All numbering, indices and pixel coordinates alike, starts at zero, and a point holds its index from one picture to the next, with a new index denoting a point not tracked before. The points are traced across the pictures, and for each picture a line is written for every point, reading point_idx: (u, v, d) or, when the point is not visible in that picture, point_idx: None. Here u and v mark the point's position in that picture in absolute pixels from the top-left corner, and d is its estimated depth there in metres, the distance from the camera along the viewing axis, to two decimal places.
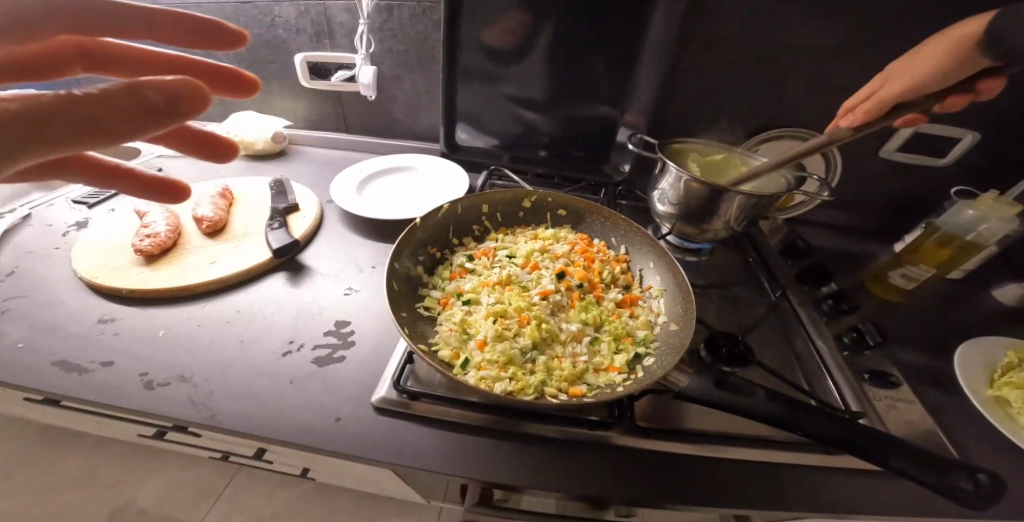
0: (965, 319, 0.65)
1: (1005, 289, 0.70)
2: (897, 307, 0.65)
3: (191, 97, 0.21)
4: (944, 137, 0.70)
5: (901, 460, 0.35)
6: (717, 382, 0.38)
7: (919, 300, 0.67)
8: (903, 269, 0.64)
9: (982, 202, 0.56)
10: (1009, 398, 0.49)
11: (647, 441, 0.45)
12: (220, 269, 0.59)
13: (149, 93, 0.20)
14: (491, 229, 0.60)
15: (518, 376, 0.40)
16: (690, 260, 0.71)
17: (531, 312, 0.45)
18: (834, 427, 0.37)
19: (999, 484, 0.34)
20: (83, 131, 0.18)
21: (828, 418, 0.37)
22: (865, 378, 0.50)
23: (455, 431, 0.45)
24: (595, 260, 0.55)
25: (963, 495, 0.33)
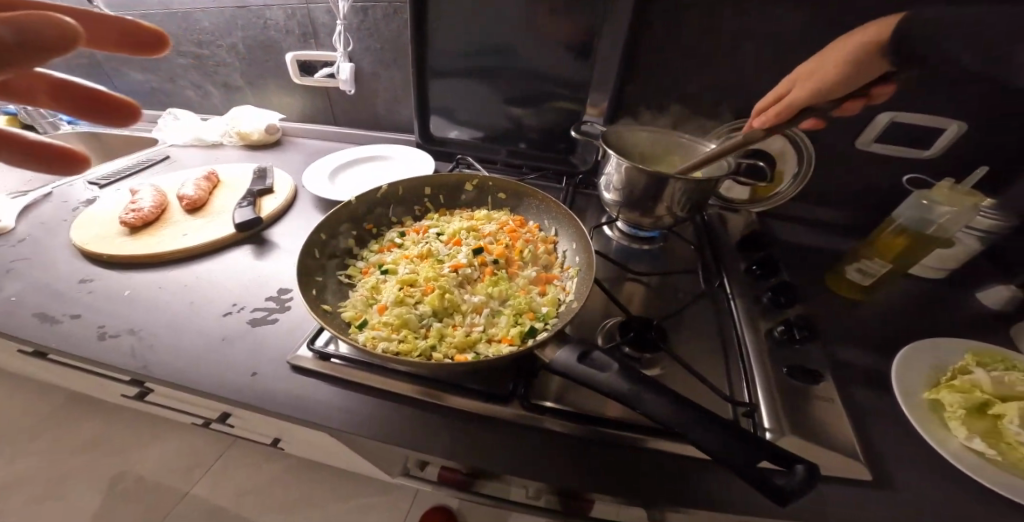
0: (934, 323, 0.60)
1: (987, 292, 0.64)
2: (855, 308, 0.61)
3: (49, 33, 0.23)
4: (926, 129, 0.63)
5: (749, 455, 0.32)
6: (581, 355, 0.39)
7: (884, 302, 0.63)
8: (860, 264, 0.61)
9: (937, 195, 0.54)
10: (945, 401, 0.46)
11: (538, 417, 0.46)
12: (189, 241, 0.66)
13: (1, 31, 0.22)
14: (431, 209, 0.62)
15: (408, 338, 0.43)
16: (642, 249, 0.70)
17: (437, 282, 0.48)
18: (689, 415, 0.35)
19: (812, 478, 0.32)
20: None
21: (685, 406, 0.35)
22: (785, 373, 0.49)
23: (359, 391, 0.48)
24: (521, 239, 0.56)
25: (778, 491, 0.31)
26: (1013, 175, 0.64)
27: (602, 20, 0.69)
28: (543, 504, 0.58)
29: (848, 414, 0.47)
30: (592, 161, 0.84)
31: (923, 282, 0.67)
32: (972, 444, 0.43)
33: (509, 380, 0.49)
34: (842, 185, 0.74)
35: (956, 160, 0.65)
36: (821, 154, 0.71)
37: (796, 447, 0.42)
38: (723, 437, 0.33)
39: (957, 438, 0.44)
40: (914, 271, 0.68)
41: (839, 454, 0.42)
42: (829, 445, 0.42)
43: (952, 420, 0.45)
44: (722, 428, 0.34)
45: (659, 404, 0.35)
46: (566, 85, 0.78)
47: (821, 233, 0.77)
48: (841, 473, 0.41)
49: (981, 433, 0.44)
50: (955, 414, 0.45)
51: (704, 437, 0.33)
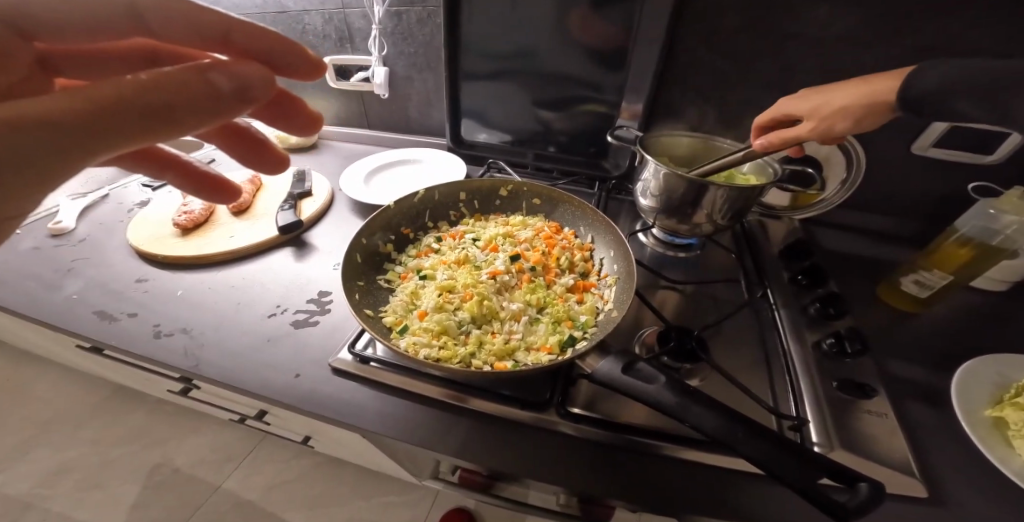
0: (996, 339, 0.56)
1: None
2: (906, 322, 0.58)
3: (252, 81, 0.23)
4: (990, 133, 0.59)
5: (807, 470, 0.31)
6: (625, 366, 0.38)
7: (941, 317, 0.59)
8: (916, 275, 0.58)
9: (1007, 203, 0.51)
10: (1009, 419, 0.44)
11: (576, 426, 0.45)
12: (236, 242, 0.68)
13: (219, 80, 0.22)
14: (466, 215, 0.62)
15: (448, 345, 0.44)
16: (678, 257, 0.68)
17: (476, 289, 0.48)
18: (744, 431, 0.33)
19: (877, 496, 0.30)
20: (158, 125, 0.21)
21: (734, 420, 0.34)
22: (835, 387, 0.47)
23: (396, 397, 0.48)
24: (557, 246, 0.55)
25: (838, 508, 0.29)
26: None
27: (637, 23, 0.67)
28: (570, 507, 0.58)
29: (903, 432, 0.44)
30: (624, 165, 0.83)
31: (982, 294, 0.63)
32: None
33: (547, 385, 0.49)
34: (895, 191, 0.70)
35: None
36: (871, 158, 0.68)
37: (848, 463, 0.40)
38: (776, 453, 0.32)
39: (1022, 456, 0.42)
40: (975, 282, 0.64)
41: (892, 470, 0.40)
42: (882, 462, 0.40)
43: (1016, 437, 0.43)
44: (772, 443, 0.32)
45: (708, 420, 0.34)
46: (599, 88, 0.77)
47: (866, 240, 0.73)
48: (899, 491, 0.39)
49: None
50: (1021, 433, 0.42)
51: (754, 450, 0.32)
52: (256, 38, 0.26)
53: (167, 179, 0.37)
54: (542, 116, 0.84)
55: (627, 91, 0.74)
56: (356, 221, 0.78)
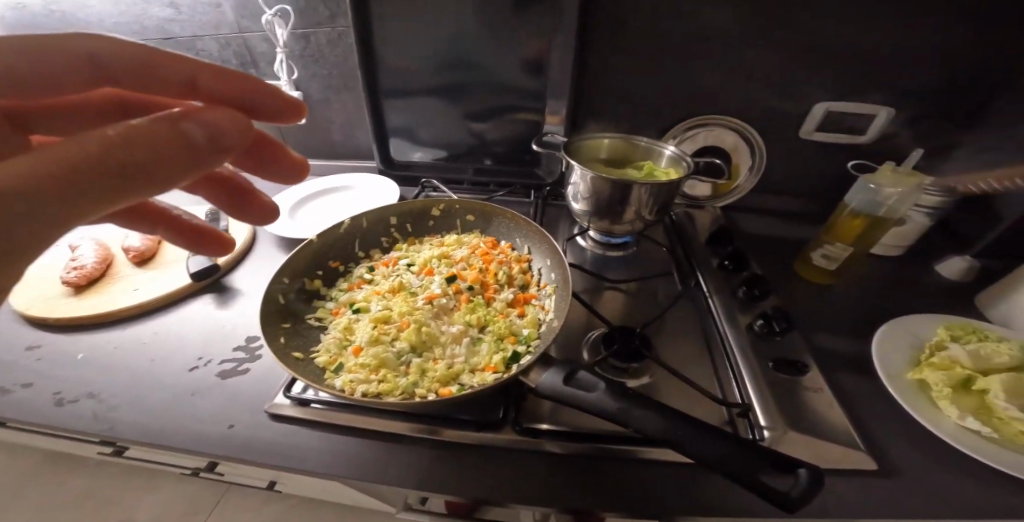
0: (898, 299, 0.63)
1: (947, 263, 0.67)
2: (823, 295, 0.63)
3: (225, 126, 0.24)
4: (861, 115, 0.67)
5: (751, 459, 0.31)
6: (565, 376, 0.38)
7: (851, 285, 0.64)
8: (823, 249, 0.63)
9: (881, 177, 0.57)
10: (931, 381, 0.47)
11: (533, 440, 0.44)
12: (145, 294, 0.62)
13: (192, 130, 0.23)
14: (399, 240, 0.60)
15: (388, 378, 0.41)
16: (616, 256, 0.70)
17: (412, 316, 0.46)
18: (687, 429, 0.33)
19: (817, 478, 0.30)
20: (142, 178, 0.22)
21: (677, 418, 0.34)
22: (771, 367, 0.49)
23: (348, 436, 0.45)
24: (494, 261, 0.54)
25: (780, 497, 0.29)
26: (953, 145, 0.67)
27: (546, 32, 0.69)
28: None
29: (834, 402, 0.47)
30: (556, 172, 0.84)
31: (884, 260, 0.70)
32: (965, 422, 0.44)
33: (500, 405, 0.47)
34: (799, 174, 0.76)
35: (898, 142, 0.69)
36: (773, 146, 0.74)
37: (791, 441, 0.42)
38: (719, 446, 0.32)
39: (949, 417, 0.45)
40: (874, 249, 0.71)
41: (833, 445, 0.42)
42: (819, 437, 0.43)
43: (941, 399, 0.46)
44: (716, 436, 0.32)
45: (651, 421, 0.33)
46: (519, 97, 0.78)
47: (782, 221, 0.79)
48: (843, 465, 0.41)
49: (968, 409, 0.45)
50: (943, 394, 0.45)
51: (698, 447, 0.32)
52: (223, 80, 0.30)
53: (159, 234, 0.43)
54: (469, 130, 0.84)
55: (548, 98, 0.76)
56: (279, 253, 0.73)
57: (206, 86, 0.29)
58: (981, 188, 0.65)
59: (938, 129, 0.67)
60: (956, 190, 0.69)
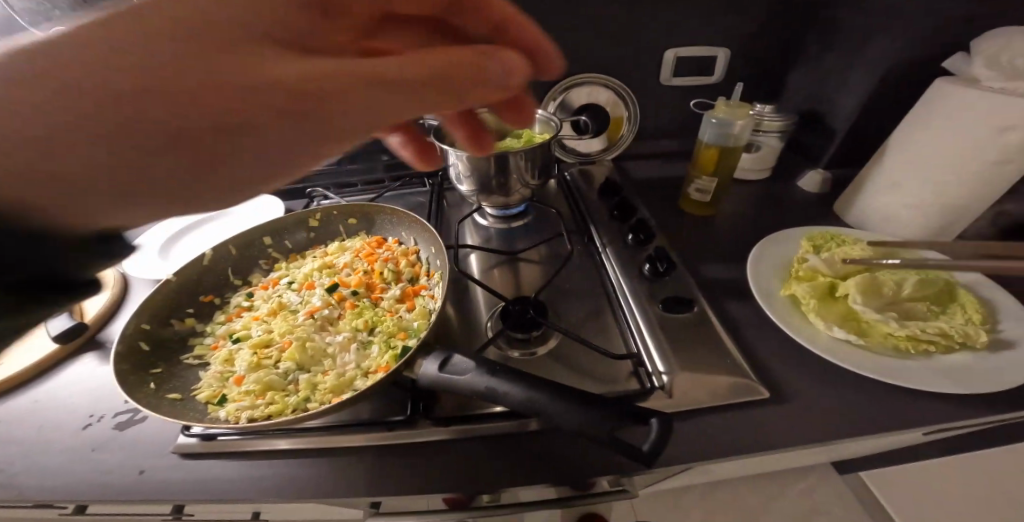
0: (772, 220, 0.66)
1: (808, 178, 0.70)
2: (706, 229, 0.65)
3: (514, 70, 0.34)
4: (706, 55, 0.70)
5: (607, 413, 0.32)
6: (438, 365, 0.38)
7: (731, 215, 0.67)
8: (694, 184, 0.65)
9: (717, 112, 0.60)
10: (800, 295, 0.49)
11: (442, 428, 0.42)
12: (15, 367, 0.56)
13: (496, 69, 0.33)
14: (279, 258, 0.58)
15: (276, 400, 0.40)
16: (516, 225, 0.70)
17: (294, 334, 0.45)
18: (550, 396, 0.33)
19: (667, 426, 0.31)
20: (352, 107, 0.28)
21: (541, 386, 0.34)
22: (663, 308, 0.51)
23: (257, 460, 0.42)
24: (379, 260, 0.54)
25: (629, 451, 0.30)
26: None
27: None
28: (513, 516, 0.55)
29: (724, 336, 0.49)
30: None
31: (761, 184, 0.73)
32: (835, 332, 0.46)
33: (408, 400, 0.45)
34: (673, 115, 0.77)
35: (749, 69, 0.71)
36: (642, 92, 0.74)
37: (687, 381, 0.43)
38: (574, 407, 0.32)
39: (824, 331, 0.47)
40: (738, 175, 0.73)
41: (729, 378, 0.44)
42: (708, 372, 0.44)
43: (812, 314, 0.48)
44: (576, 399, 0.33)
45: (512, 394, 0.34)
46: None
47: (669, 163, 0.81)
48: (738, 397, 0.43)
49: (835, 317, 0.48)
50: (811, 306, 0.48)
51: (558, 413, 0.32)
52: (532, 33, 0.45)
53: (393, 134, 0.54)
54: None
55: None
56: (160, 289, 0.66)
57: (520, 32, 0.44)
58: (823, 103, 0.70)
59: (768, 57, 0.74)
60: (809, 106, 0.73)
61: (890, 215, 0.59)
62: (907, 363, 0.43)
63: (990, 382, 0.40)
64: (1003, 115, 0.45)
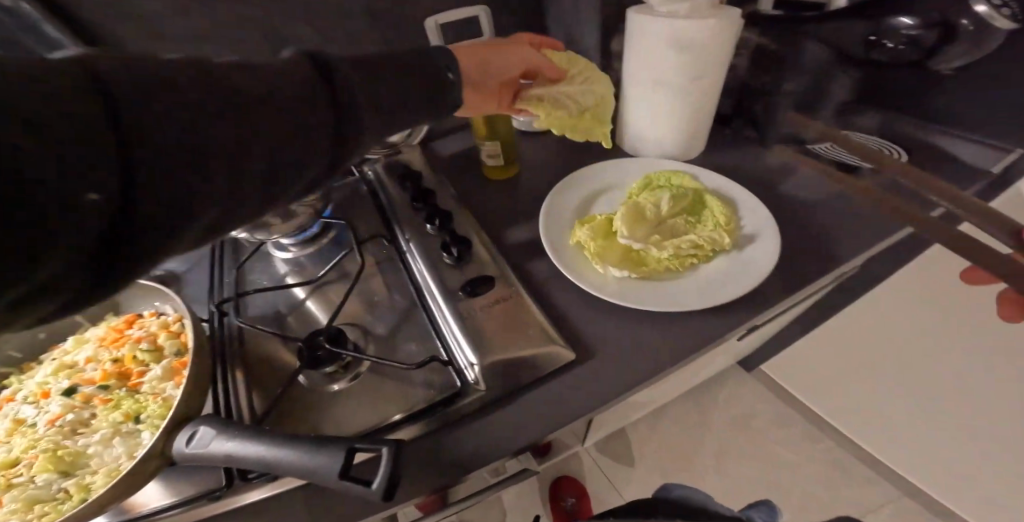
0: (569, 167, 0.66)
1: None
2: (508, 195, 0.63)
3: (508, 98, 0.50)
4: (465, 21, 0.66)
5: (332, 447, 0.30)
6: (187, 439, 0.35)
7: (532, 173, 0.66)
8: (483, 152, 0.63)
9: None
10: (583, 240, 0.51)
11: (264, 484, 0.38)
12: None
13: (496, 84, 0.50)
14: (10, 372, 0.50)
15: (45, 511, 0.36)
16: (326, 243, 0.63)
17: (45, 446, 0.40)
18: (285, 442, 0.32)
19: (395, 451, 0.29)
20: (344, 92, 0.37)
21: (275, 436, 0.32)
22: (464, 294, 0.49)
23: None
24: (129, 338, 0.47)
25: (348, 490, 0.28)
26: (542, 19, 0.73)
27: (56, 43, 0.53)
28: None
29: (529, 304, 0.49)
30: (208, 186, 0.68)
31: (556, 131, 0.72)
32: (618, 272, 0.48)
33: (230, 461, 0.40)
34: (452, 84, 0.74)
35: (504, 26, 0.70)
36: None
37: (497, 362, 0.43)
38: (300, 447, 0.31)
39: (613, 275, 0.48)
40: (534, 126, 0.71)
41: (538, 349, 0.44)
42: (511, 352, 0.44)
43: (592, 259, 0.49)
44: (306, 440, 0.31)
45: (246, 455, 0.32)
46: None
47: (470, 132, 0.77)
48: (551, 362, 0.44)
49: (616, 254, 0.49)
50: (592, 253, 0.49)
51: (284, 466, 0.30)
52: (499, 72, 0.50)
53: None
54: None
55: None
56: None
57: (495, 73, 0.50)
58: (576, 45, 0.70)
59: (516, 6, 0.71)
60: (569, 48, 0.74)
61: (652, 140, 0.60)
62: (680, 280, 0.47)
63: (732, 283, 0.45)
64: (673, 41, 0.49)
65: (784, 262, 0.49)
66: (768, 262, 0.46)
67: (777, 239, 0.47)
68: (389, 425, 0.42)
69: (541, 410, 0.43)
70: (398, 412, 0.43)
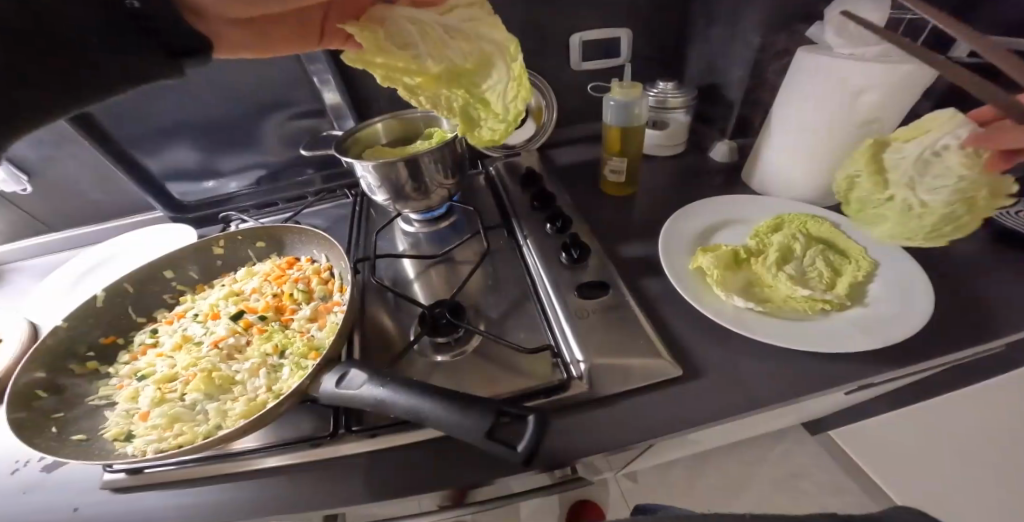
0: (688, 193, 0.66)
1: (715, 148, 0.71)
2: (624, 211, 0.65)
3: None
4: (610, 40, 0.72)
5: (485, 406, 0.32)
6: (337, 379, 0.38)
7: (649, 194, 0.68)
8: (608, 166, 0.65)
9: (614, 94, 0.60)
10: (705, 266, 0.51)
11: (375, 432, 0.42)
12: None
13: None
14: (185, 291, 0.58)
15: (185, 430, 0.39)
16: (443, 228, 0.69)
17: (201, 366, 0.45)
18: (436, 395, 0.34)
19: (542, 422, 0.31)
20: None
21: (425, 388, 0.34)
22: (578, 294, 0.51)
23: (193, 486, 0.41)
24: (289, 281, 0.54)
25: (497, 450, 0.30)
26: (681, 53, 0.76)
27: None
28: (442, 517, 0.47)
29: (641, 315, 0.49)
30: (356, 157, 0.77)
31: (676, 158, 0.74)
32: (740, 303, 0.47)
33: (335, 414, 0.45)
34: (582, 103, 0.79)
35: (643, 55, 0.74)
36: (549, 84, 0.74)
37: (605, 365, 0.44)
38: (452, 402, 0.33)
39: (733, 304, 0.48)
40: (653, 151, 0.74)
41: (648, 359, 0.45)
42: (619, 357, 0.45)
43: (716, 286, 0.49)
44: (457, 396, 0.33)
45: (397, 400, 0.34)
46: (286, 103, 0.70)
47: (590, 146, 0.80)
48: (659, 376, 0.44)
49: (735, 289, 0.49)
50: (715, 278, 0.49)
51: (435, 416, 0.32)
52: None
53: None
54: (255, 152, 0.73)
55: (307, 92, 0.69)
56: (39, 336, 0.53)
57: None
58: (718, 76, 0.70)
59: (664, 35, 0.74)
60: (704, 81, 0.76)
61: (791, 178, 0.59)
62: (808, 324, 0.45)
63: (876, 332, 0.42)
64: (849, 82, 0.48)
65: (927, 328, 0.45)
66: (919, 321, 0.42)
67: (930, 298, 0.44)
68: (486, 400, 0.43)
69: (646, 422, 0.41)
70: (503, 392, 0.44)
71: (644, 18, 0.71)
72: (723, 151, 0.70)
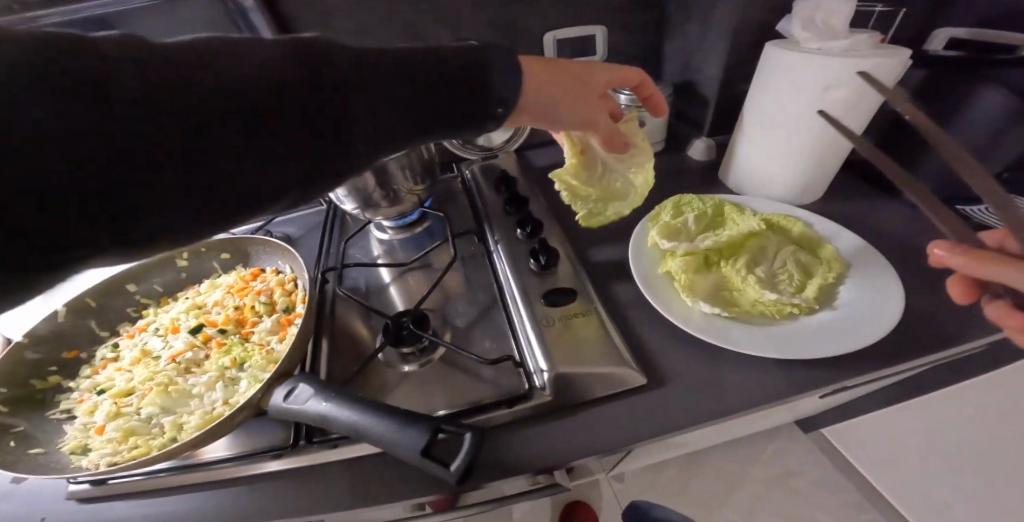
0: (664, 193, 0.65)
1: (693, 146, 0.70)
2: None
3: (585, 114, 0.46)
4: (583, 38, 0.71)
5: (425, 422, 0.32)
6: (285, 393, 0.37)
7: None
8: None
9: None
10: (673, 270, 0.50)
11: (333, 444, 0.41)
12: None
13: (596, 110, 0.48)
14: (148, 303, 0.58)
15: (138, 444, 0.39)
16: (417, 233, 0.68)
17: (159, 379, 0.45)
18: (377, 410, 0.33)
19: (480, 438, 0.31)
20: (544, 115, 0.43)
21: (369, 402, 0.34)
22: (545, 301, 0.50)
23: (155, 497, 0.41)
24: (252, 292, 0.54)
25: (433, 469, 0.30)
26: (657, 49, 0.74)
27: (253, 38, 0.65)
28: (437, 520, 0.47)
29: (608, 321, 0.48)
30: None
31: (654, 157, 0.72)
32: (708, 308, 0.45)
33: (296, 425, 0.44)
34: None
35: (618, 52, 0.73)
36: None
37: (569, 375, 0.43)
38: (392, 418, 0.32)
39: (701, 310, 0.46)
40: None
41: (613, 366, 0.43)
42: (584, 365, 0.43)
43: (683, 291, 0.47)
44: (398, 412, 0.33)
45: (339, 416, 0.34)
46: None
47: None
48: (623, 384, 0.43)
49: (704, 294, 0.48)
50: (683, 283, 0.48)
51: (374, 433, 0.32)
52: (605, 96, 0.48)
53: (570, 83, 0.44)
54: None
55: None
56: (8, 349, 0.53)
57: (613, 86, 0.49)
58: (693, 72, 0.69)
59: (638, 31, 0.72)
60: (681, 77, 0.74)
61: (769, 176, 0.58)
62: (778, 329, 0.44)
63: (844, 337, 0.41)
64: (819, 79, 0.46)
65: (901, 330, 0.44)
66: (891, 323, 0.41)
67: (901, 302, 0.42)
68: (443, 413, 0.42)
69: (608, 432, 0.40)
70: (463, 403, 0.43)
71: (618, 14, 0.70)
72: (700, 148, 0.69)
